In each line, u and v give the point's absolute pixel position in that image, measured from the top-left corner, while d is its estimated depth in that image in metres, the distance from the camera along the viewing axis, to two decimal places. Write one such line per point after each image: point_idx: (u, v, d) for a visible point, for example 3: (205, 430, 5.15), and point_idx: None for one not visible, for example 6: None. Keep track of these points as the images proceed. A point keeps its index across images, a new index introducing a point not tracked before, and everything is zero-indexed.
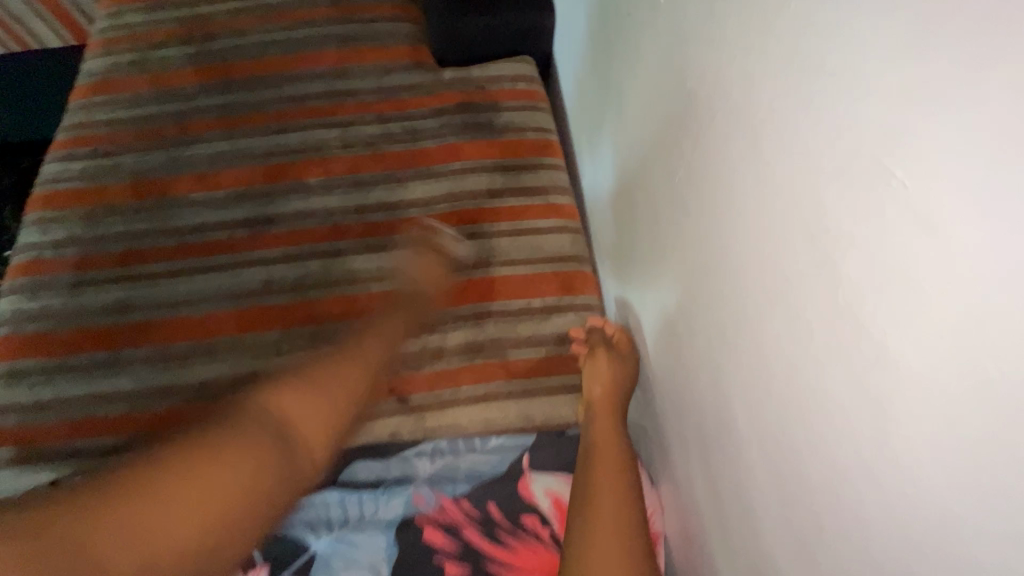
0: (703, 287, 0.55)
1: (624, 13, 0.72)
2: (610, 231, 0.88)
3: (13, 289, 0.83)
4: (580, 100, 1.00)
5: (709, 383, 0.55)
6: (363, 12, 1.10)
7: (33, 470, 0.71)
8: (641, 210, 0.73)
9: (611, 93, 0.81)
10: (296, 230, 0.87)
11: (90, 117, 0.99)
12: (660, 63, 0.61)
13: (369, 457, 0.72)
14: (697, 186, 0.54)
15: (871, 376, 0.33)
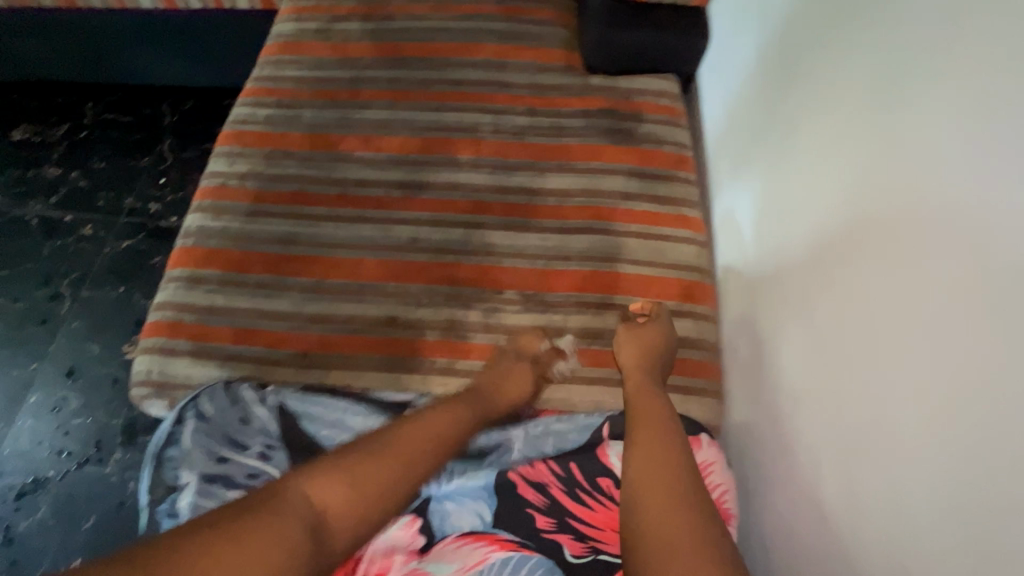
0: (826, 344, 0.65)
1: (815, 60, 0.77)
2: (735, 258, 0.94)
3: (201, 208, 0.96)
4: (725, 128, 1.05)
5: (809, 425, 0.66)
6: (525, 13, 1.19)
7: (204, 363, 0.82)
8: (789, 228, 0.78)
9: (771, 136, 0.88)
10: (444, 199, 0.95)
11: (278, 72, 1.12)
12: (831, 139, 0.71)
13: (474, 407, 0.80)
14: (838, 261, 0.65)
15: (991, 427, 0.43)
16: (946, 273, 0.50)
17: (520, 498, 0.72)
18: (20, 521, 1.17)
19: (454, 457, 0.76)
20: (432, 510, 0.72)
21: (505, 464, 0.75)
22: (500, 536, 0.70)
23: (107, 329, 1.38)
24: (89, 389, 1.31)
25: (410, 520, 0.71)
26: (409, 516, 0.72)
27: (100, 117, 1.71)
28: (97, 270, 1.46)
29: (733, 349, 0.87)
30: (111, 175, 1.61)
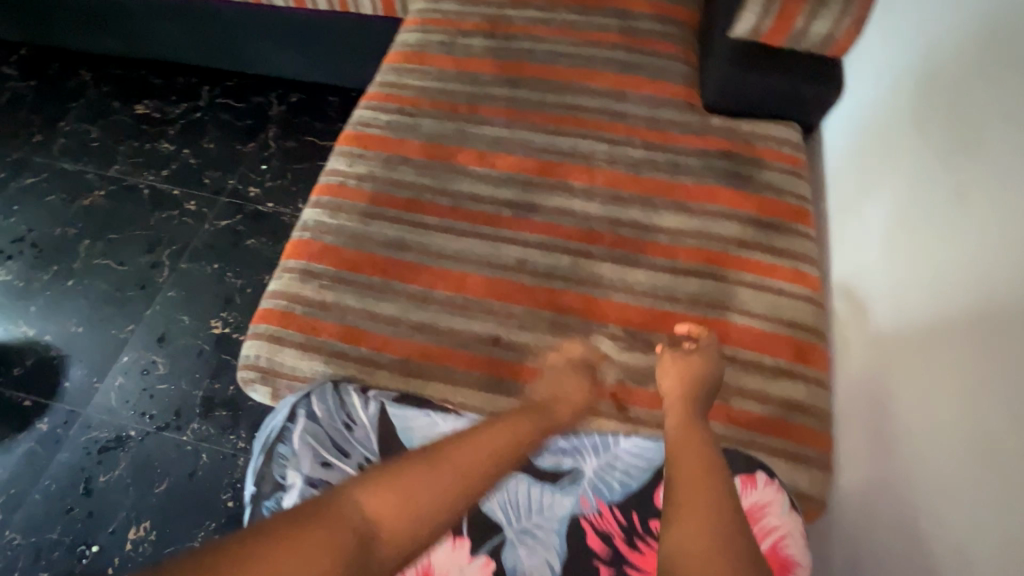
0: (952, 397, 0.65)
1: (958, 122, 0.76)
2: (852, 316, 0.91)
3: (318, 203, 0.98)
4: (851, 184, 1.01)
5: (928, 478, 0.65)
6: (648, 45, 1.18)
7: (311, 357, 0.84)
8: (930, 287, 0.74)
9: (900, 194, 0.87)
10: (555, 224, 0.94)
11: (400, 80, 1.15)
12: (968, 199, 0.71)
13: (556, 445, 0.76)
14: (970, 318, 0.66)
15: None
16: None
17: (585, 548, 0.70)
18: (100, 475, 1.23)
19: (532, 499, 0.73)
20: (506, 552, 0.70)
21: (575, 511, 0.72)
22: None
23: (198, 301, 1.44)
24: (176, 356, 1.37)
25: (485, 562, 0.69)
26: (484, 557, 0.69)
27: (214, 101, 1.81)
28: (196, 244, 1.53)
29: (851, 415, 0.83)
30: (218, 156, 1.70)
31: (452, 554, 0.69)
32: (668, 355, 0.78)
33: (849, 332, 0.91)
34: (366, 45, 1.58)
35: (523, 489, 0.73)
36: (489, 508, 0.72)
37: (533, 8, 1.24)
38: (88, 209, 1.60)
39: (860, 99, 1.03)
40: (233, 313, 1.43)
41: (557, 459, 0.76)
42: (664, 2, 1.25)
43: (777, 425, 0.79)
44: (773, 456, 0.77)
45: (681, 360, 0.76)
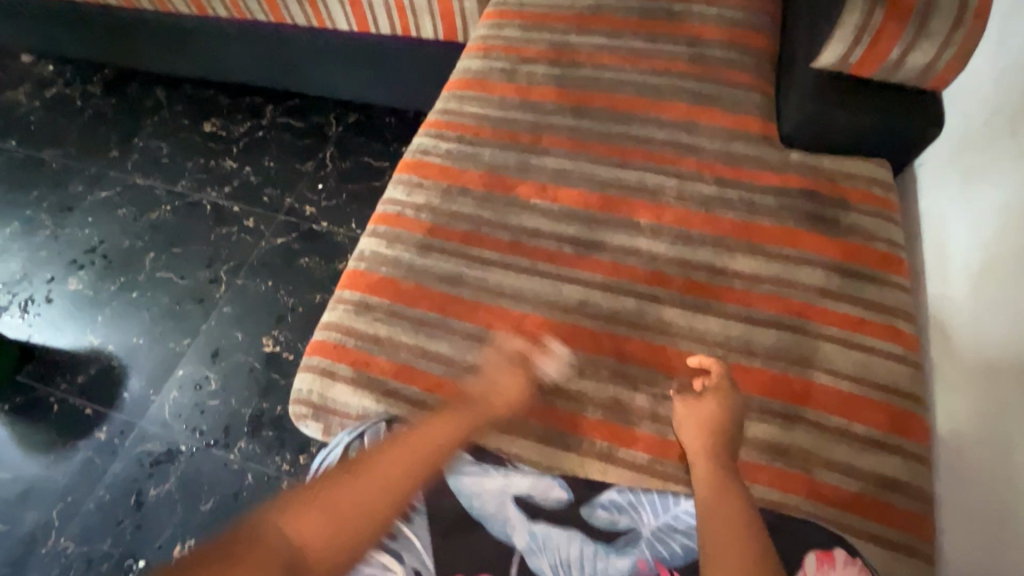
0: None
1: None
2: (947, 352, 0.83)
3: (376, 233, 0.97)
4: (953, 216, 0.92)
5: None
6: (720, 74, 1.12)
7: (363, 394, 0.82)
8: None
9: (1015, 225, 0.78)
10: (620, 264, 0.89)
11: (462, 107, 1.13)
12: None
13: (605, 498, 0.72)
14: None
15: None
16: None
17: None
18: (150, 488, 1.24)
19: (582, 558, 0.68)
20: None
21: (631, 575, 0.66)
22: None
23: (251, 318, 1.46)
24: (228, 373, 1.38)
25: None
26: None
27: (276, 120, 1.86)
28: (252, 261, 1.56)
29: (959, 481, 0.75)
30: (277, 175, 1.74)
31: None
32: (682, 405, 0.73)
33: (945, 366, 0.83)
34: (425, 68, 1.58)
35: (571, 546, 0.68)
36: (533, 563, 0.68)
37: (599, 34, 1.21)
38: (155, 223, 1.66)
39: (966, 134, 0.93)
40: (284, 332, 1.44)
41: (608, 514, 0.70)
42: (738, 29, 1.19)
43: (869, 505, 0.70)
44: (863, 540, 0.69)
45: (694, 409, 0.72)
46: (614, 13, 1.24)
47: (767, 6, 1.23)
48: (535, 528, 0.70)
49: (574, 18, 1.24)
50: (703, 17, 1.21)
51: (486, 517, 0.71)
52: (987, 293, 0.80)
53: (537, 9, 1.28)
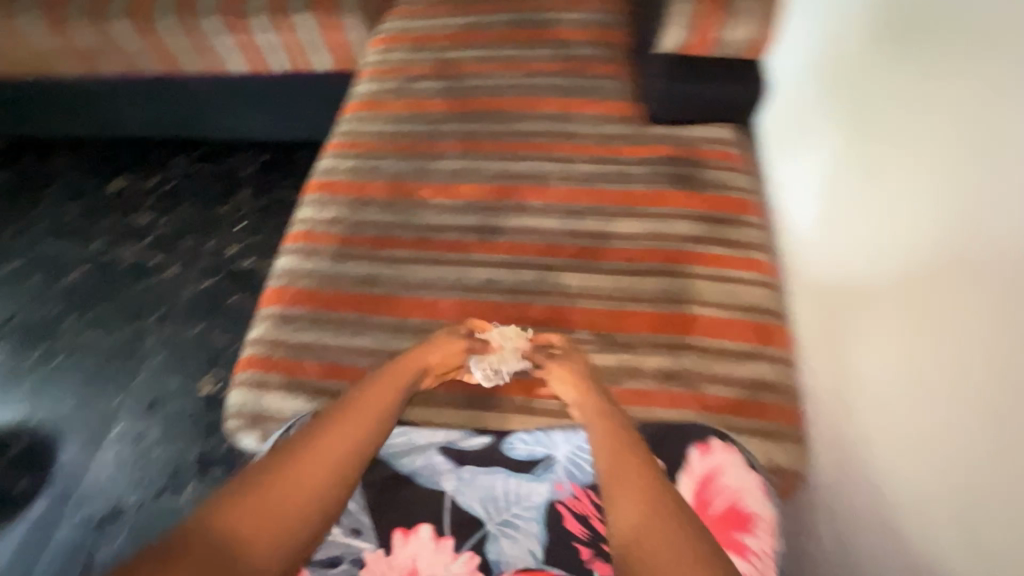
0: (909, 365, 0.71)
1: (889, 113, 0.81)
2: (806, 278, 0.99)
3: (291, 251, 1.03)
4: (792, 164, 1.09)
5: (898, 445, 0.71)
6: (588, 69, 1.26)
7: (295, 396, 0.87)
8: (881, 267, 0.79)
9: (837, 169, 0.94)
10: (518, 242, 0.99)
11: (359, 127, 1.21)
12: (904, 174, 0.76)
13: (523, 435, 0.78)
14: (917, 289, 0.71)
15: None
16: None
17: (565, 532, 0.68)
18: (99, 549, 1.22)
19: (506, 487, 0.72)
20: (489, 544, 0.68)
21: (551, 495, 0.71)
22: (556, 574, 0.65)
23: (186, 363, 1.46)
24: (168, 420, 1.38)
25: (470, 556, 0.67)
26: (468, 552, 0.67)
27: (187, 169, 1.87)
28: (179, 308, 1.56)
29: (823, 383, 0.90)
30: (195, 221, 1.75)
31: (434, 557, 0.67)
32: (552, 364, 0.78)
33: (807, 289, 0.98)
34: (328, 99, 1.66)
35: (496, 479, 0.73)
36: (464, 501, 0.71)
37: (477, 47, 1.33)
38: (71, 287, 1.63)
39: (796, 92, 1.09)
40: (221, 371, 1.45)
41: (526, 447, 0.77)
42: (599, 29, 1.34)
43: (748, 406, 0.82)
44: (748, 435, 0.80)
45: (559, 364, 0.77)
46: (489, 27, 1.36)
47: (621, 7, 1.40)
48: (462, 472, 0.74)
49: (454, 36, 1.36)
50: (567, 22, 1.36)
51: (418, 473, 0.74)
52: (825, 226, 0.95)
53: (419, 32, 1.39)
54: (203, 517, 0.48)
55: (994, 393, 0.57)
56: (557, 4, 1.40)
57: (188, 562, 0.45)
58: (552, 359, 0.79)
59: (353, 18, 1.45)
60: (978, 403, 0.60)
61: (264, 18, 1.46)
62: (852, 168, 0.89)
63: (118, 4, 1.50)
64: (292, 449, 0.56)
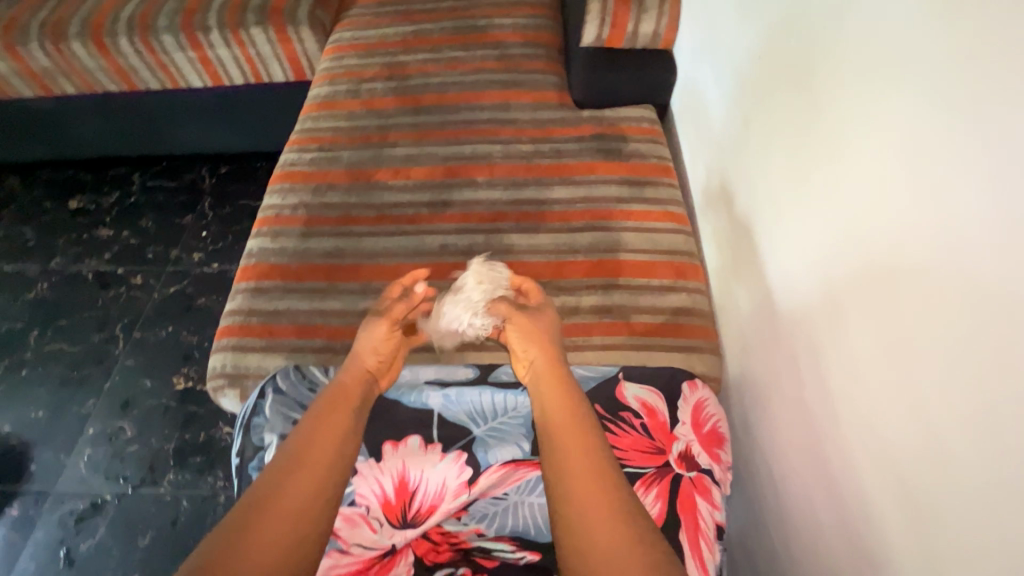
0: (782, 299, 0.80)
1: (754, 69, 0.92)
2: (711, 226, 1.11)
3: (260, 234, 1.12)
4: (695, 133, 1.24)
5: (777, 364, 0.81)
6: (522, 66, 1.42)
7: (274, 355, 0.96)
8: (758, 214, 0.89)
9: (721, 131, 1.07)
10: (468, 212, 1.12)
11: (317, 124, 1.32)
12: (771, 127, 0.86)
13: (508, 364, 0.89)
14: (784, 223, 0.80)
15: (876, 394, 0.58)
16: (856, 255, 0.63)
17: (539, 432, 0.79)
18: (80, 543, 1.24)
19: (494, 402, 0.83)
20: (475, 445, 0.78)
21: None
22: (535, 461, 0.76)
23: (157, 364, 1.51)
24: (143, 418, 1.41)
25: (457, 455, 0.78)
26: (455, 453, 0.78)
27: (147, 184, 1.92)
28: (147, 314, 1.61)
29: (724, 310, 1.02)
30: (158, 232, 1.80)
31: (424, 458, 0.77)
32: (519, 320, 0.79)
33: (712, 235, 1.10)
34: (284, 108, 1.76)
35: (483, 396, 0.84)
36: (455, 416, 0.82)
37: (422, 52, 1.47)
38: (34, 302, 1.64)
39: (692, 69, 1.23)
40: (194, 368, 1.50)
41: (511, 373, 0.88)
42: (530, 31, 1.51)
43: (670, 328, 0.96)
44: (673, 352, 0.95)
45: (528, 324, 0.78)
46: (432, 34, 1.51)
47: (549, 13, 1.57)
48: (450, 393, 0.84)
49: (400, 42, 1.50)
50: (502, 27, 1.52)
51: (405, 394, 0.84)
52: (718, 179, 1.07)
53: (367, 40, 1.52)
54: (250, 495, 0.58)
55: (823, 338, 0.68)
56: (492, 12, 1.56)
57: (272, 504, 0.56)
58: (517, 313, 0.80)
59: (305, 31, 1.56)
60: (814, 348, 0.70)
61: (220, 33, 1.55)
62: (724, 148, 1.05)
63: (74, 25, 1.57)
64: (299, 437, 0.64)
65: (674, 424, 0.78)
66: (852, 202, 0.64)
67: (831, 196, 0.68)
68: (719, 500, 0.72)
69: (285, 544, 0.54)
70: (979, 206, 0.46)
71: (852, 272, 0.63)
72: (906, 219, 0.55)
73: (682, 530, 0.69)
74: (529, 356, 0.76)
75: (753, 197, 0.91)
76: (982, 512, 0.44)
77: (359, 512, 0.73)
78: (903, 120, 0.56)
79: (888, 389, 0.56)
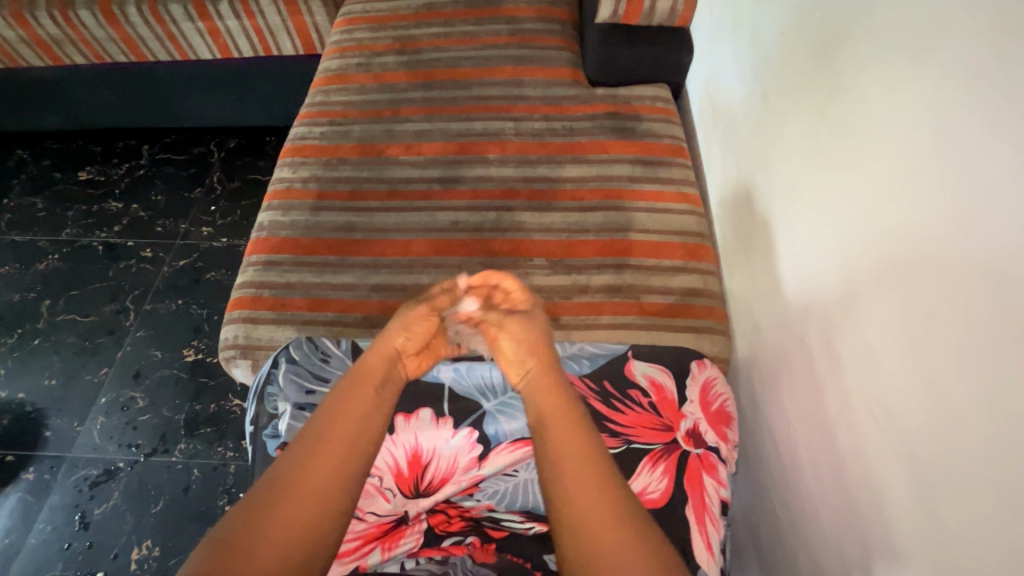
0: (798, 287, 0.79)
1: (773, 48, 0.90)
2: (725, 210, 1.10)
3: (271, 207, 1.12)
4: (710, 113, 1.22)
5: (791, 353, 0.80)
6: (536, 41, 1.40)
7: (286, 327, 0.97)
8: (776, 200, 0.88)
9: (738, 112, 1.05)
10: (479, 189, 1.11)
11: (327, 98, 1.31)
12: (791, 110, 0.84)
13: None
14: (801, 209, 0.79)
15: (893, 383, 0.57)
16: (876, 242, 0.62)
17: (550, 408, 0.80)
18: (94, 508, 1.27)
19: (504, 378, 0.83)
20: (486, 421, 0.79)
21: None
22: None
23: (167, 336, 1.52)
24: (154, 388, 1.43)
25: (468, 432, 0.78)
26: (467, 428, 0.78)
27: (156, 157, 1.92)
28: (157, 287, 1.62)
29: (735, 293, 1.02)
30: (168, 205, 1.80)
31: (435, 433, 0.78)
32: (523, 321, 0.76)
33: (726, 219, 1.09)
34: (294, 82, 1.74)
35: (494, 372, 0.83)
36: (466, 391, 0.82)
37: (434, 25, 1.45)
38: (45, 272, 1.65)
39: (710, 48, 1.21)
40: (204, 340, 1.51)
41: None
42: (544, 6, 1.48)
43: (680, 309, 0.96)
44: (682, 331, 0.95)
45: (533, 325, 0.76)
46: (445, 7, 1.48)
47: None
48: (461, 366, 0.84)
49: (411, 15, 1.48)
50: (516, 1, 1.49)
51: None
52: (735, 162, 1.06)
53: (379, 13, 1.49)
54: (271, 476, 0.57)
55: (841, 331, 0.67)
56: None
57: (299, 490, 0.56)
58: (508, 316, 0.77)
59: (315, 2, 1.54)
60: (831, 340, 0.70)
61: (230, 3, 1.53)
62: (741, 131, 1.03)
63: None
64: (325, 418, 0.63)
65: (682, 403, 0.79)
66: (876, 192, 0.62)
67: (852, 179, 0.67)
68: (725, 478, 0.73)
69: (308, 531, 0.54)
70: (1006, 195, 0.45)
71: (874, 264, 0.62)
72: (933, 207, 0.53)
73: (689, 505, 0.70)
74: (524, 364, 0.72)
75: (772, 182, 0.89)
76: (999, 507, 0.44)
77: (373, 483, 0.74)
78: (931, 105, 0.54)
79: (908, 384, 0.55)
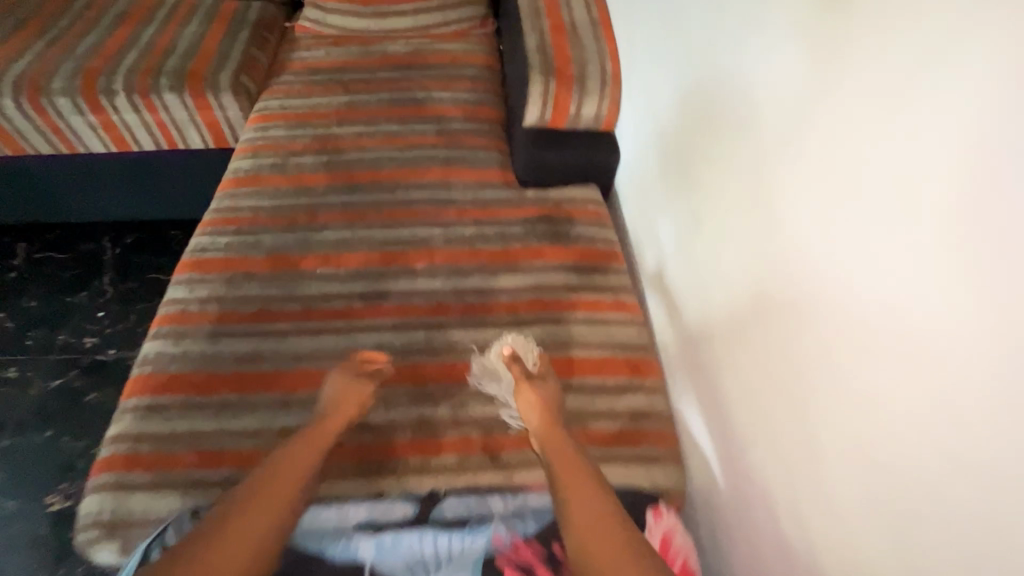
0: (744, 364, 0.76)
1: (688, 132, 0.95)
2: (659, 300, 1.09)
3: (159, 335, 0.96)
4: (636, 207, 1.25)
5: (748, 441, 0.75)
6: (463, 141, 1.38)
7: (168, 493, 0.79)
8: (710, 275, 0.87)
9: (661, 195, 1.07)
10: (405, 305, 1.02)
11: (236, 203, 1.19)
12: (713, 184, 0.86)
13: (456, 497, 0.81)
14: (741, 280, 0.77)
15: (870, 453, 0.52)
16: (824, 301, 0.59)
17: None
18: None
19: (436, 549, 0.72)
20: None
21: (488, 550, 0.71)
22: None
23: (28, 480, 1.25)
24: (4, 553, 1.15)
25: None
26: None
27: (34, 257, 1.68)
28: (20, 415, 1.35)
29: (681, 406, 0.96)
30: (43, 313, 1.55)
31: None
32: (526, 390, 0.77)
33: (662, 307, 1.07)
34: (201, 175, 1.61)
35: (423, 541, 0.72)
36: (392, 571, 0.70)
37: (356, 124, 1.39)
38: None
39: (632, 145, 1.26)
40: (76, 482, 1.25)
41: (456, 508, 0.79)
42: (470, 106, 1.48)
43: (630, 435, 0.90)
44: (634, 462, 0.87)
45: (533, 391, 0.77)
46: (367, 106, 1.45)
47: (488, 88, 1.56)
48: (382, 538, 0.73)
49: (333, 113, 1.42)
50: (441, 101, 1.48)
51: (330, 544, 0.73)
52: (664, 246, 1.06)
53: (297, 111, 1.43)
54: None
55: (765, 355, 0.71)
56: (430, 85, 1.54)
57: None
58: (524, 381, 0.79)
59: (227, 96, 1.45)
60: (757, 368, 0.73)
61: (127, 96, 1.41)
62: (666, 214, 1.04)
63: None
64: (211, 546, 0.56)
65: None
66: (818, 247, 0.61)
67: (787, 240, 0.67)
68: None
69: None
70: (960, 229, 0.43)
71: (779, 282, 0.68)
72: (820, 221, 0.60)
73: None
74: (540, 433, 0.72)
75: (687, 244, 0.96)
76: None
77: None
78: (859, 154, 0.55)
79: (828, 380, 0.58)
